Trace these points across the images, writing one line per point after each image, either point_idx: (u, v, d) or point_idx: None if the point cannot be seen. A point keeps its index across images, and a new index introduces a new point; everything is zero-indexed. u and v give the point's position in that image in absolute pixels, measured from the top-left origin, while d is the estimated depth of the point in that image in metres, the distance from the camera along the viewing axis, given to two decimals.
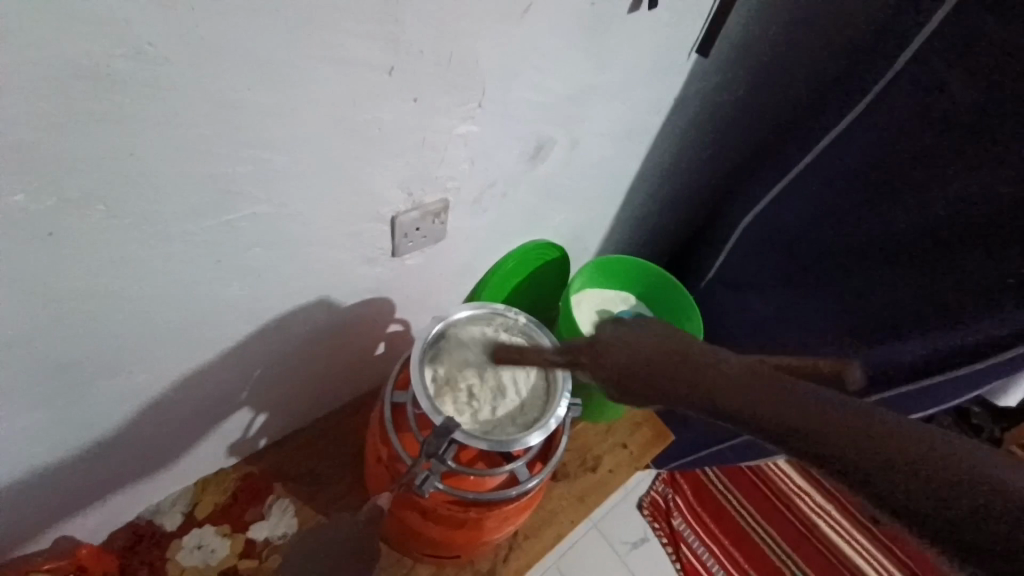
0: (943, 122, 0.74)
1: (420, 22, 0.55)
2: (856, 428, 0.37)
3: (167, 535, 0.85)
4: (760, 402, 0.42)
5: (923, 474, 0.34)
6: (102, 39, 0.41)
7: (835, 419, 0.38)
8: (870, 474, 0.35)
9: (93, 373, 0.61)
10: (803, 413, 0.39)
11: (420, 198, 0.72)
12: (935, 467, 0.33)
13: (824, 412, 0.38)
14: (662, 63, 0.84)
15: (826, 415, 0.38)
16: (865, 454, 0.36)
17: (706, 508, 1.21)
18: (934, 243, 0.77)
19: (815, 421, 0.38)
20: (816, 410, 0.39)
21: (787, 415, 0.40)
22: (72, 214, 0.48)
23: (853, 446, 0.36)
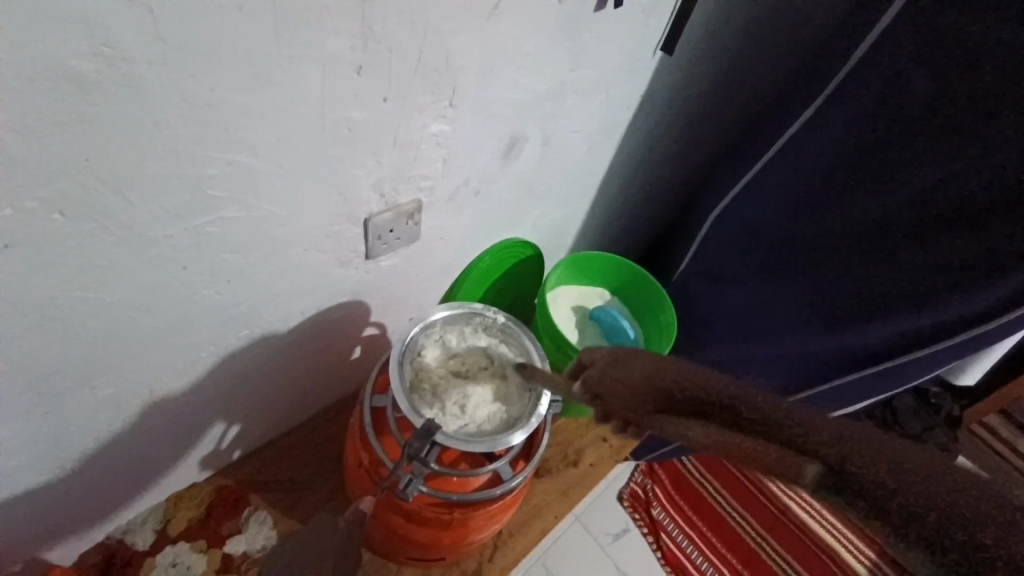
0: (898, 113, 0.77)
1: (392, 23, 0.55)
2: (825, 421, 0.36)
3: (139, 553, 0.82)
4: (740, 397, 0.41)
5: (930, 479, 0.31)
6: (60, 42, 0.40)
7: (845, 430, 0.35)
8: (861, 457, 0.33)
9: (57, 391, 0.59)
10: (805, 427, 0.36)
11: (394, 198, 0.72)
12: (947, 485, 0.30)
13: (828, 425, 0.36)
14: (630, 61, 0.85)
15: (823, 423, 0.36)
16: (870, 461, 0.32)
17: (684, 495, 1.22)
18: (894, 230, 0.81)
19: (817, 435, 0.35)
20: (825, 421, 0.36)
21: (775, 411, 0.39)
22: (31, 224, 0.46)
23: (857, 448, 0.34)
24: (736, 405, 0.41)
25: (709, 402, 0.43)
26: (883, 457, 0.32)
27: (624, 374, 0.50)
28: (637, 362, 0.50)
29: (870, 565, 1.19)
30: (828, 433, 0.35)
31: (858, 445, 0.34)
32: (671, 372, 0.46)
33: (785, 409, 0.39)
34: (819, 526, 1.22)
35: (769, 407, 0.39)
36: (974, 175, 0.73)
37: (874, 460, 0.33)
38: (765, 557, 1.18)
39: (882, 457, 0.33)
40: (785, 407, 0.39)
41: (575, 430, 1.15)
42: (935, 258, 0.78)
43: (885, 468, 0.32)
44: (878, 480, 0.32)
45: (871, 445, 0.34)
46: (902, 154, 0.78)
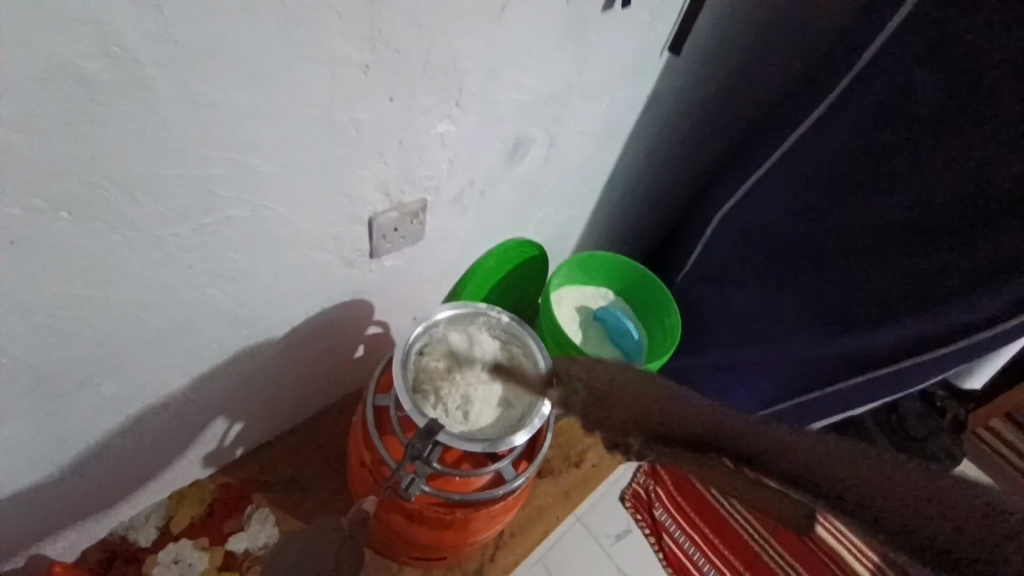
0: (907, 115, 0.76)
1: (398, 24, 0.54)
2: (811, 456, 0.48)
3: (143, 550, 0.83)
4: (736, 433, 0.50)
5: (865, 487, 0.46)
6: (65, 41, 0.39)
7: (813, 458, 0.48)
8: (829, 480, 0.47)
9: (61, 390, 0.59)
10: (824, 466, 0.48)
11: (398, 198, 0.72)
12: (918, 499, 0.44)
13: (850, 462, 0.47)
14: (636, 62, 0.85)
15: (854, 471, 0.47)
16: (831, 473, 0.47)
17: (686, 496, 1.19)
18: (899, 233, 0.80)
19: (860, 480, 0.46)
20: (835, 460, 0.48)
21: (767, 444, 0.49)
22: (35, 222, 0.46)
23: (832, 477, 0.47)
24: (765, 445, 0.50)
25: (757, 444, 0.50)
26: (835, 471, 0.47)
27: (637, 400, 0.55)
28: (640, 387, 0.56)
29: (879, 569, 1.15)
30: (858, 476, 0.47)
31: (888, 492, 0.45)
32: (700, 410, 0.52)
33: (816, 450, 0.48)
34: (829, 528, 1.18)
35: (799, 449, 0.49)
36: (983, 179, 0.72)
37: (903, 505, 0.45)
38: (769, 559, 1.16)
39: (903, 500, 0.45)
40: (812, 447, 0.49)
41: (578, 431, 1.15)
42: (943, 262, 0.77)
43: (897, 498, 0.45)
44: (886, 504, 0.45)
45: (894, 491, 0.45)
46: (910, 158, 0.77)
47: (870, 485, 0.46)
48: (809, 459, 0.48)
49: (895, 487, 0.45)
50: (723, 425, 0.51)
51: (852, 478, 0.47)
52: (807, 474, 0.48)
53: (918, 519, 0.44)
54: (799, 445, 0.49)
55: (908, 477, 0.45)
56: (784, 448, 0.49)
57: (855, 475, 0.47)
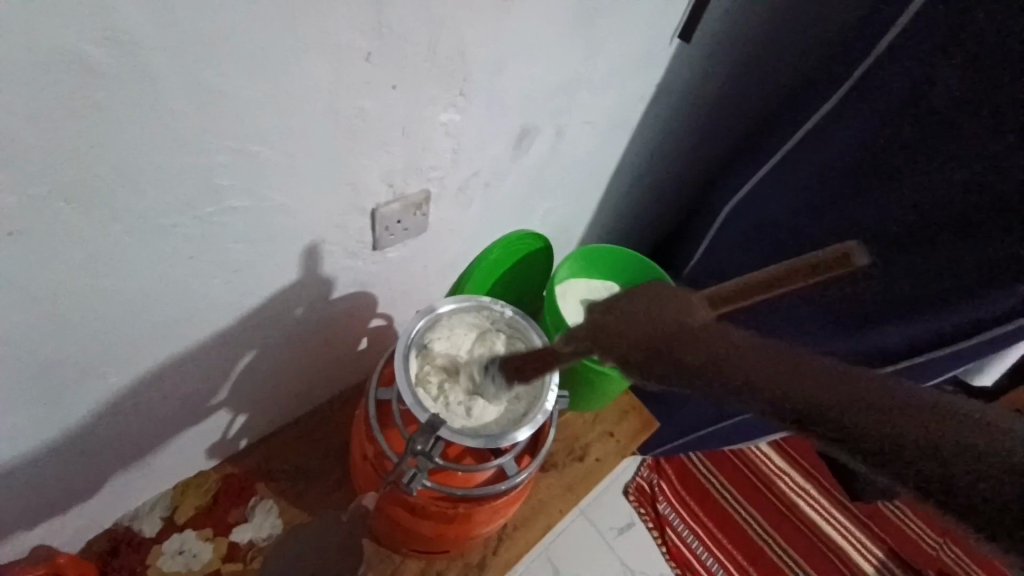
0: (923, 107, 0.74)
1: (403, 10, 0.53)
2: (825, 387, 0.34)
3: (147, 539, 0.83)
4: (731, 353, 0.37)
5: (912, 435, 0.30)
6: (59, 28, 0.39)
7: (829, 386, 0.34)
8: (859, 424, 0.32)
9: (64, 379, 0.59)
10: (873, 407, 0.32)
11: (402, 188, 0.70)
12: (968, 438, 0.29)
13: (902, 404, 0.32)
14: (646, 51, 0.83)
15: (870, 396, 0.32)
16: (848, 415, 0.32)
17: (690, 491, 1.25)
18: (912, 226, 0.78)
19: (882, 412, 0.32)
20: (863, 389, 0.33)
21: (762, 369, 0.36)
22: (33, 213, 0.46)
23: (869, 422, 0.32)
24: (771, 366, 0.36)
25: (753, 362, 0.36)
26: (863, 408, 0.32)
27: (647, 321, 0.42)
28: (658, 312, 0.42)
29: (878, 565, 1.22)
30: (907, 414, 0.31)
31: (927, 432, 0.30)
32: (716, 332, 0.39)
33: (816, 374, 0.35)
34: (827, 525, 1.25)
35: (807, 371, 0.35)
36: (1002, 174, 0.70)
37: (878, 414, 0.32)
38: (768, 552, 1.20)
39: (889, 408, 0.32)
40: (832, 375, 0.34)
41: (581, 424, 1.10)
42: (954, 258, 0.75)
43: (930, 446, 0.30)
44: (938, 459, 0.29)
45: (938, 433, 0.30)
46: (923, 150, 0.76)
47: (878, 410, 0.32)
48: (821, 384, 0.34)
49: (906, 417, 0.31)
50: (708, 344, 0.39)
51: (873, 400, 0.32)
52: (812, 407, 0.33)
53: (969, 465, 0.29)
54: (807, 363, 0.35)
55: (951, 412, 0.31)
56: (784, 370, 0.35)
57: (889, 412, 0.32)
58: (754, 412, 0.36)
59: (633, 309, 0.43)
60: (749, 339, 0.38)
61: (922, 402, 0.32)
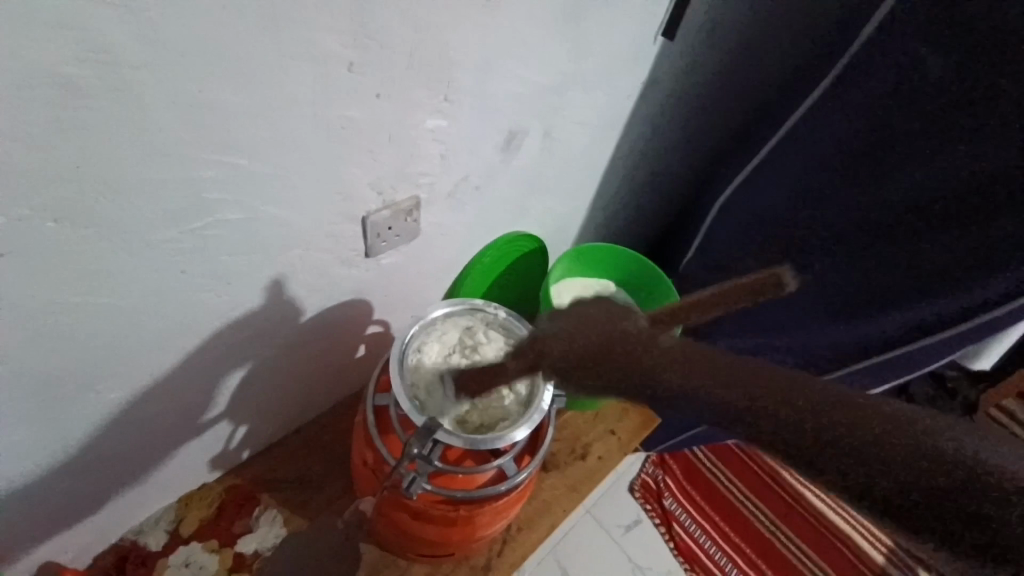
0: (910, 94, 0.75)
1: (386, 20, 0.54)
2: (761, 379, 0.29)
3: (153, 553, 0.83)
4: (661, 351, 0.34)
5: (859, 434, 0.27)
6: (44, 49, 0.39)
7: (767, 378, 0.30)
8: (800, 425, 0.28)
9: (63, 397, 0.59)
10: (835, 405, 0.28)
11: (391, 196, 0.71)
12: (936, 440, 0.26)
13: (857, 408, 0.28)
14: (633, 48, 0.83)
15: (825, 396, 0.28)
16: (793, 415, 0.28)
17: (696, 485, 1.25)
18: (907, 212, 0.78)
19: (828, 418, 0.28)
20: (798, 382, 0.29)
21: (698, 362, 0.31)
22: (24, 233, 0.46)
23: (814, 423, 0.27)
24: (704, 356, 0.32)
25: (686, 348, 0.33)
26: (804, 405, 0.28)
27: (556, 323, 0.40)
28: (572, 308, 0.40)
29: (887, 552, 1.22)
30: (862, 423, 0.28)
31: (898, 433, 0.27)
32: (632, 327, 0.35)
33: (752, 367, 0.30)
34: (835, 514, 1.24)
35: (744, 365, 0.30)
36: (987, 158, 0.70)
37: (823, 413, 0.28)
38: (776, 543, 1.20)
39: (831, 407, 0.28)
40: (768, 367, 0.30)
41: (582, 422, 1.10)
42: (948, 245, 0.76)
43: (898, 448, 0.26)
44: (898, 453, 0.26)
45: (905, 434, 0.27)
46: (912, 138, 0.76)
47: (834, 402, 0.28)
48: (772, 375, 0.30)
49: (869, 412, 0.28)
50: (630, 337, 0.36)
51: (816, 396, 0.29)
52: (740, 414, 0.29)
53: (940, 466, 0.26)
54: (730, 361, 0.31)
55: (912, 418, 0.27)
56: (715, 361, 0.31)
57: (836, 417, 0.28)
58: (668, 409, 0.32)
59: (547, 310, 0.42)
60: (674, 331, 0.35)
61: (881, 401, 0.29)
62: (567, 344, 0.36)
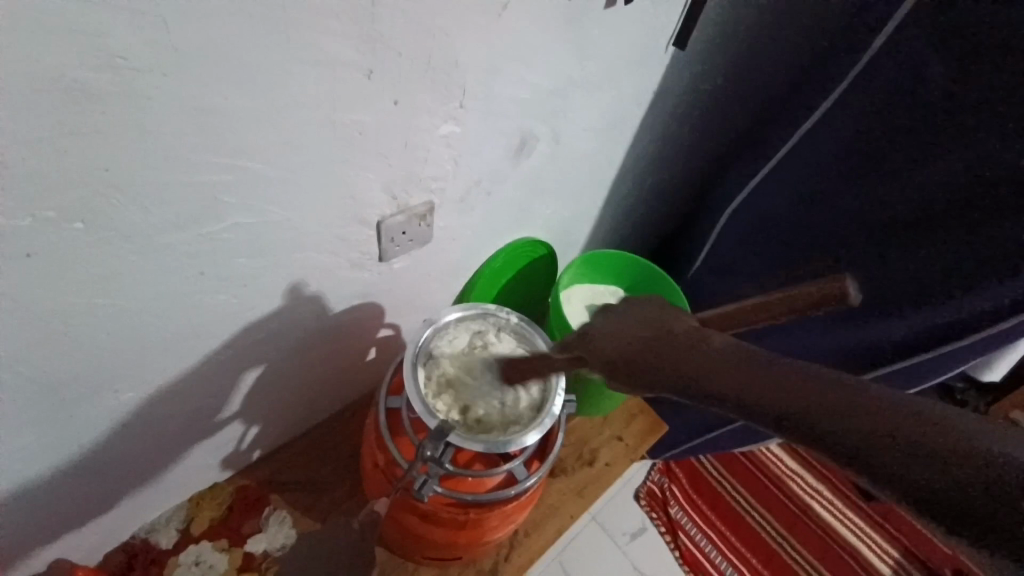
0: (917, 104, 0.75)
1: (399, 26, 0.55)
2: (805, 389, 0.37)
3: (163, 552, 0.84)
4: (719, 369, 0.41)
5: (886, 437, 0.33)
6: (71, 56, 0.40)
7: (811, 392, 0.36)
8: (838, 432, 0.34)
9: (77, 396, 0.60)
10: (865, 416, 0.34)
11: (405, 200, 0.72)
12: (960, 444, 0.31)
13: (896, 413, 0.33)
14: (639, 55, 0.84)
15: (861, 405, 0.34)
16: (830, 423, 0.35)
17: (702, 495, 1.24)
18: (915, 220, 0.78)
19: (840, 409, 0.35)
20: (842, 395, 0.35)
21: (752, 381, 0.39)
22: (44, 235, 0.47)
23: (846, 429, 0.34)
24: (759, 375, 0.39)
25: (745, 365, 0.40)
26: (841, 414, 0.35)
27: (628, 341, 0.47)
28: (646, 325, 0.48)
29: (894, 565, 1.21)
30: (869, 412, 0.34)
31: (927, 440, 0.31)
32: (705, 347, 0.43)
33: (800, 382, 0.37)
34: (841, 526, 1.24)
35: (791, 378, 0.38)
36: (996, 165, 0.70)
37: (856, 421, 0.34)
38: (782, 554, 1.20)
39: (865, 416, 0.34)
40: (818, 381, 0.37)
41: (590, 428, 1.11)
42: (956, 254, 0.76)
43: (921, 455, 0.31)
44: (920, 460, 0.31)
45: (933, 442, 0.31)
46: (918, 147, 0.76)
47: (866, 413, 0.34)
48: (813, 388, 0.36)
49: (902, 422, 0.33)
50: (694, 355, 0.43)
51: (851, 407, 0.35)
52: (780, 409, 0.37)
53: (961, 471, 0.30)
54: (771, 362, 0.40)
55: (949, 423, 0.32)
56: (771, 377, 0.38)
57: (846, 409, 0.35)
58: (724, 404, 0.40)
59: (618, 329, 0.49)
60: (739, 349, 0.42)
61: (914, 409, 0.33)
62: (649, 363, 0.45)
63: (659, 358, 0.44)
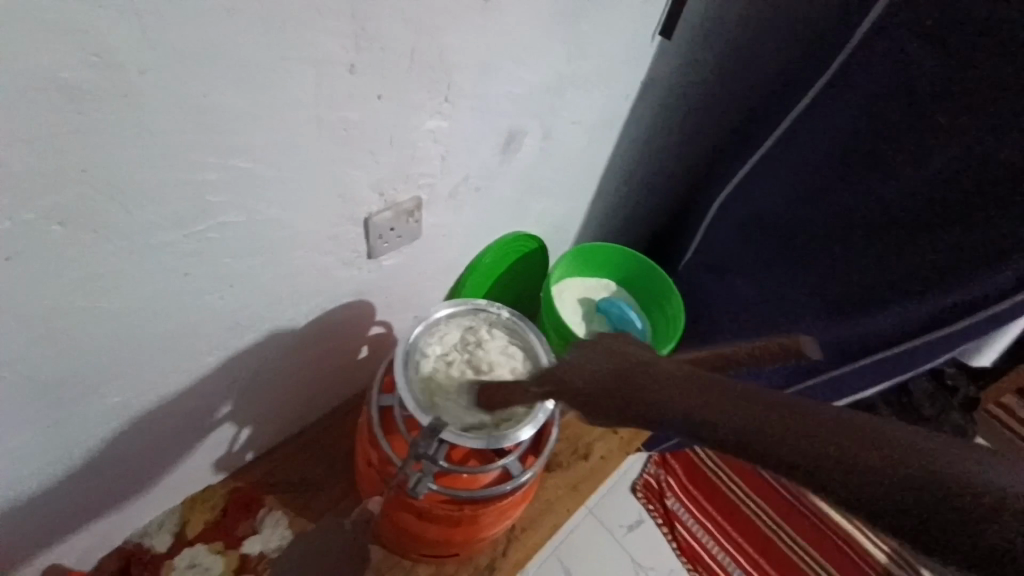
0: (908, 92, 0.75)
1: (384, 22, 0.54)
2: (762, 409, 0.34)
3: (158, 555, 0.84)
4: (664, 394, 0.37)
5: (852, 457, 0.30)
6: (51, 54, 0.40)
7: (766, 414, 0.33)
8: (800, 450, 0.31)
9: (65, 401, 0.59)
10: (825, 433, 0.31)
11: (393, 197, 0.71)
12: (933, 458, 0.29)
13: (859, 431, 0.31)
14: (630, 48, 0.84)
15: (819, 424, 0.32)
16: (790, 442, 0.32)
17: (698, 486, 1.24)
18: (905, 208, 0.79)
19: (826, 452, 0.31)
20: (798, 416, 0.33)
21: (705, 404, 0.36)
22: (25, 238, 0.46)
23: (808, 447, 0.31)
24: (710, 397, 0.36)
25: (697, 388, 0.37)
26: (802, 433, 0.32)
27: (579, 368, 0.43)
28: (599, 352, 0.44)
29: (888, 553, 1.21)
30: (861, 454, 0.30)
31: (895, 457, 0.29)
32: (653, 372, 0.40)
33: (755, 403, 0.34)
34: (836, 514, 1.24)
35: (745, 399, 0.35)
36: (987, 152, 0.71)
37: (818, 441, 0.31)
38: (777, 543, 1.20)
39: (826, 436, 0.31)
40: (772, 400, 0.34)
41: (585, 422, 1.12)
42: (946, 242, 0.76)
43: (890, 472, 0.29)
44: (890, 478, 0.29)
45: (901, 458, 0.29)
46: (908, 136, 0.76)
47: (828, 430, 0.32)
48: (768, 408, 0.34)
49: (865, 440, 0.30)
50: (643, 381, 0.39)
51: (810, 427, 0.32)
52: (738, 429, 0.34)
53: (936, 487, 0.28)
54: (746, 392, 0.35)
55: (914, 438, 0.30)
56: (727, 398, 0.35)
57: (835, 453, 0.31)
58: (701, 443, 0.36)
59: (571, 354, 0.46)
60: (688, 375, 0.38)
61: (878, 427, 0.31)
62: (596, 392, 0.42)
63: (604, 385, 0.41)
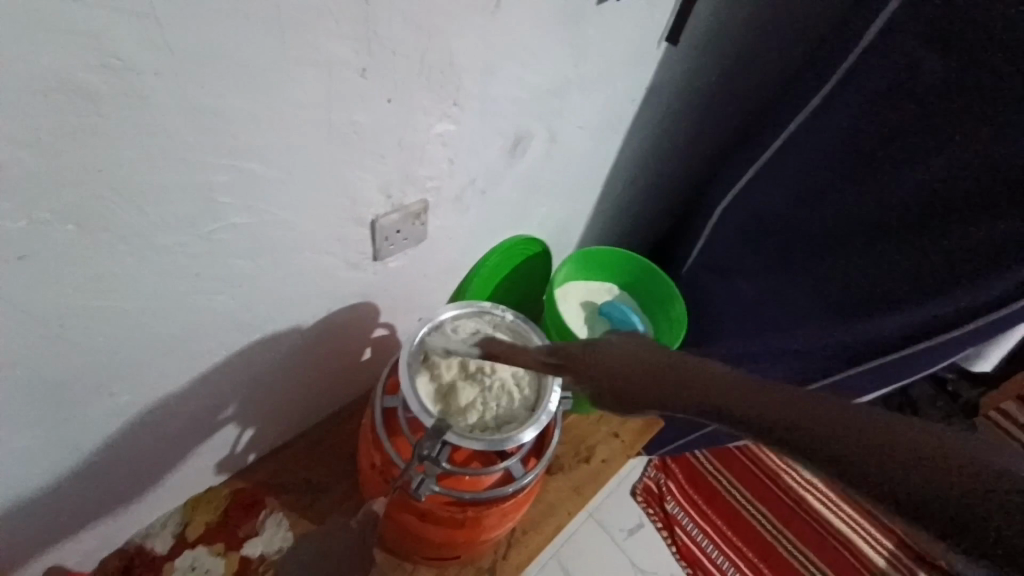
0: (908, 99, 0.76)
1: (394, 25, 0.55)
2: (793, 408, 0.39)
3: (160, 557, 0.83)
4: (698, 390, 0.45)
5: (875, 452, 0.34)
6: (66, 55, 0.40)
7: (800, 411, 0.38)
8: (827, 443, 0.36)
9: (73, 400, 0.60)
10: (854, 432, 0.35)
11: (400, 199, 0.72)
12: (952, 460, 0.32)
13: (888, 434, 0.35)
14: (634, 53, 0.84)
15: (851, 424, 0.36)
16: (816, 434, 0.36)
17: (698, 489, 1.25)
18: (907, 214, 0.79)
19: (856, 445, 0.35)
20: (831, 415, 0.37)
21: (740, 400, 0.42)
22: (37, 238, 0.47)
23: (833, 440, 0.36)
24: (747, 396, 0.41)
25: (736, 389, 0.43)
26: (831, 427, 0.36)
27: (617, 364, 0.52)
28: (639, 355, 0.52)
29: (888, 556, 1.22)
30: (887, 449, 0.34)
31: (918, 455, 0.33)
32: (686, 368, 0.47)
33: (790, 402, 0.39)
34: (835, 517, 1.25)
35: (781, 399, 0.40)
36: (989, 158, 0.71)
37: (847, 437, 0.35)
38: (776, 546, 1.21)
39: (855, 433, 0.35)
40: (807, 402, 0.39)
41: (588, 425, 1.11)
42: (947, 246, 0.76)
43: (909, 467, 0.32)
44: (908, 473, 0.32)
45: (923, 456, 0.32)
46: (909, 142, 0.77)
47: (860, 430, 0.35)
48: (802, 408, 0.38)
49: (892, 439, 0.34)
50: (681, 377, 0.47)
51: (840, 424, 0.36)
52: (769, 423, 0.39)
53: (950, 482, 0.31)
54: (785, 393, 0.40)
55: (945, 442, 0.33)
56: (763, 398, 0.41)
57: (864, 446, 0.35)
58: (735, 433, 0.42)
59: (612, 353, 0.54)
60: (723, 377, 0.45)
61: (908, 431, 0.34)
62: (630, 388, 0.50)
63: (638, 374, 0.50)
